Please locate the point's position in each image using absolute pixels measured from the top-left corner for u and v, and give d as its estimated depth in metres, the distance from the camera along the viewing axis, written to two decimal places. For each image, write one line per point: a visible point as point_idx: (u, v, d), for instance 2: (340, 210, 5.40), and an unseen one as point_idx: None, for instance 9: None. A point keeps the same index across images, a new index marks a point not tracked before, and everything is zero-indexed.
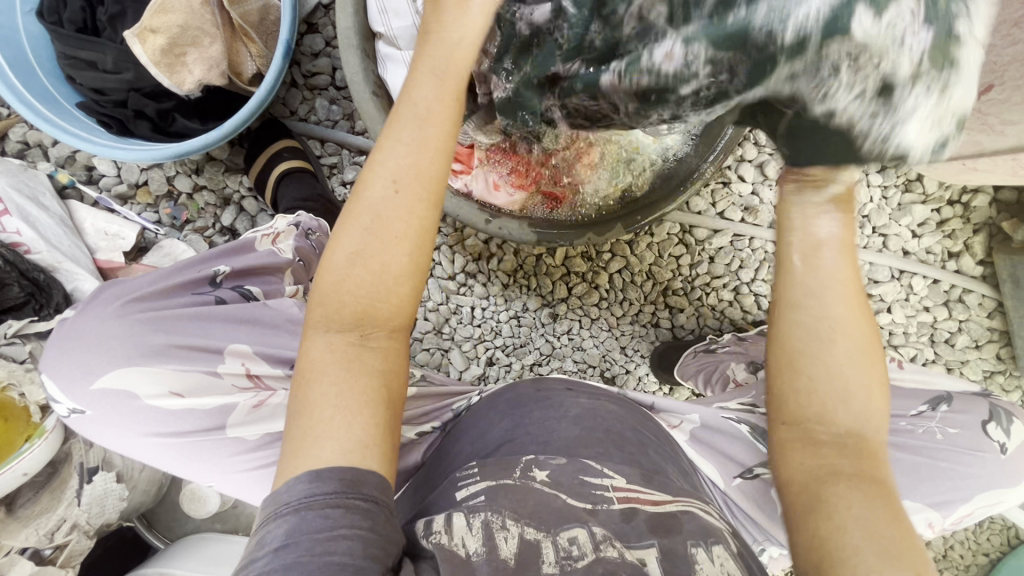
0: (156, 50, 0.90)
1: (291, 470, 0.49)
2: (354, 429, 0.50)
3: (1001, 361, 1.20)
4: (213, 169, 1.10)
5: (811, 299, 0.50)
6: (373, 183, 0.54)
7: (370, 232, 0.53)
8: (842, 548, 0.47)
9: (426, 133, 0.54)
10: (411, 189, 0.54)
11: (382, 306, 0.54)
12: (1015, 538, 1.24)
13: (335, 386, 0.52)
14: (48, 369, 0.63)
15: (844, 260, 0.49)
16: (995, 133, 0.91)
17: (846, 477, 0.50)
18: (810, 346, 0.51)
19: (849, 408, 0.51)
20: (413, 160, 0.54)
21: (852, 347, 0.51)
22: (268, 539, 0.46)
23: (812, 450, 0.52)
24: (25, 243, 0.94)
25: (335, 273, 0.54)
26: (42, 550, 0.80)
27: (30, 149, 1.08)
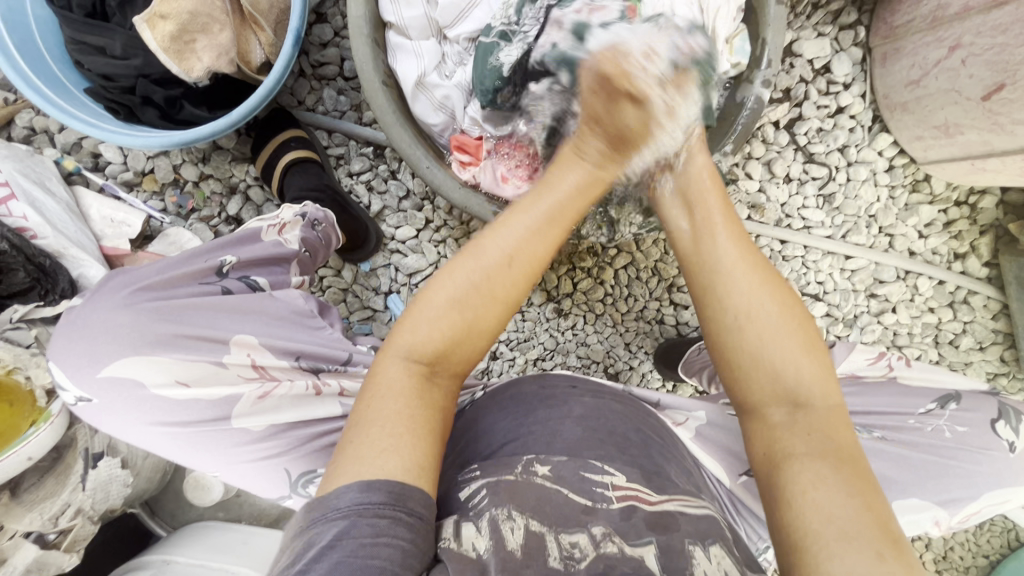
0: (165, 36, 0.90)
1: (341, 479, 0.50)
2: (413, 450, 0.52)
3: (1004, 363, 1.20)
4: (219, 158, 1.09)
5: (719, 282, 0.62)
6: (491, 241, 0.60)
7: (475, 288, 0.58)
8: (804, 537, 0.48)
9: (548, 220, 0.63)
10: (523, 266, 0.61)
11: (460, 353, 0.59)
12: (1015, 541, 1.24)
13: (406, 409, 0.54)
14: (57, 356, 0.62)
15: (732, 248, 0.63)
16: (1005, 133, 0.91)
17: (799, 459, 0.53)
18: (735, 328, 0.59)
19: (789, 381, 0.56)
20: (527, 240, 0.61)
21: (767, 323, 0.58)
22: (316, 541, 0.47)
23: (777, 442, 0.55)
24: (31, 228, 0.93)
25: (430, 305, 0.58)
26: (47, 534, 0.79)
27: (36, 135, 1.08)
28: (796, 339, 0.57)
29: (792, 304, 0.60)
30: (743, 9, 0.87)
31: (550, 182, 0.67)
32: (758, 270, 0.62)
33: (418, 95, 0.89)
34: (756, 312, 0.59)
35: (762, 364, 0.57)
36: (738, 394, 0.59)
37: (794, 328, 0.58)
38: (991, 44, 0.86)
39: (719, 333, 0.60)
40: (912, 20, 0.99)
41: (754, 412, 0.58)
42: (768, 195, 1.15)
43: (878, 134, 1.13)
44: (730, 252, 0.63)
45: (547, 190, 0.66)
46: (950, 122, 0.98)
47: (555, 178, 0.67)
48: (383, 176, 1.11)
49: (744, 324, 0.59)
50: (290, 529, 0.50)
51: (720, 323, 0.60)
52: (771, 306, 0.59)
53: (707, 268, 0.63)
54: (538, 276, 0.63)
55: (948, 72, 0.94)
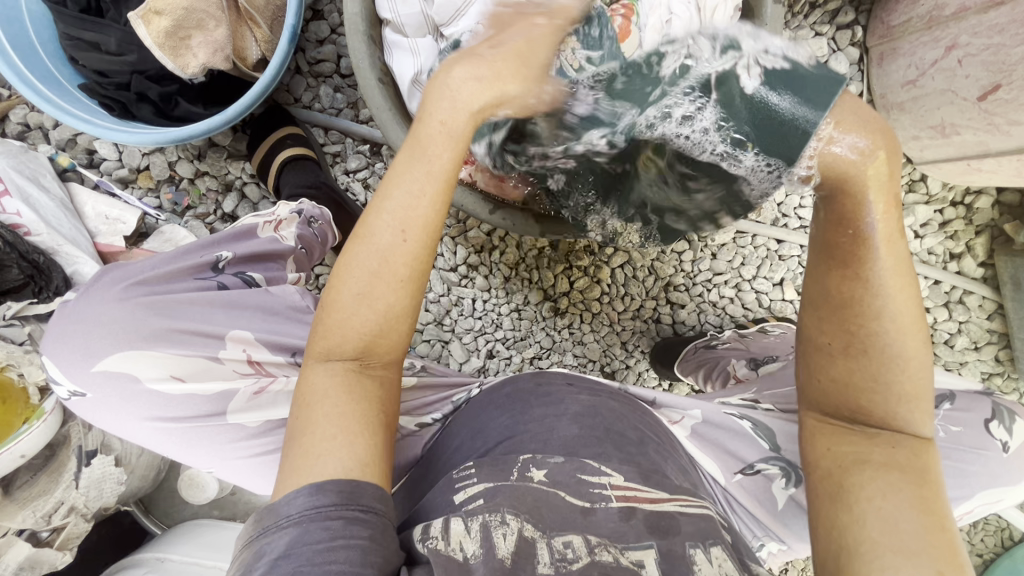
0: (160, 32, 0.89)
1: (289, 488, 0.50)
2: (351, 449, 0.52)
3: (999, 363, 1.21)
4: (215, 155, 1.09)
5: (861, 312, 0.53)
6: (377, 221, 0.53)
7: (376, 274, 0.53)
8: (857, 539, 0.51)
9: (433, 176, 0.54)
10: (417, 237, 0.54)
11: (385, 338, 0.56)
12: (1008, 540, 1.25)
13: (338, 410, 0.53)
14: (50, 351, 0.62)
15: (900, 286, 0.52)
16: (1001, 134, 0.91)
17: (873, 467, 0.54)
18: (851, 353, 0.54)
19: (881, 406, 0.55)
20: (415, 206, 0.53)
21: (895, 356, 0.53)
22: (265, 551, 0.47)
23: (852, 446, 0.56)
24: (25, 225, 0.93)
25: (339, 310, 0.54)
26: (40, 532, 0.79)
27: (30, 131, 1.07)
28: (911, 365, 0.54)
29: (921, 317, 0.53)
30: (740, 8, 0.87)
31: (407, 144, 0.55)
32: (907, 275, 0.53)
33: (414, 93, 0.88)
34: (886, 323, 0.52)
35: (869, 373, 0.54)
36: (820, 399, 0.58)
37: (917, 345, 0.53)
38: (987, 45, 0.86)
39: (835, 353, 0.55)
40: (908, 20, 0.99)
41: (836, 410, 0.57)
42: None
43: None
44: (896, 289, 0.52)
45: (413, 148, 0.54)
46: (946, 122, 0.98)
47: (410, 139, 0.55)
48: (380, 174, 1.10)
49: (868, 355, 0.54)
50: (243, 534, 0.51)
51: (830, 341, 0.55)
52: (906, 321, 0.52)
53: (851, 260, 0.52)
54: (440, 229, 0.55)
55: (943, 72, 0.94)
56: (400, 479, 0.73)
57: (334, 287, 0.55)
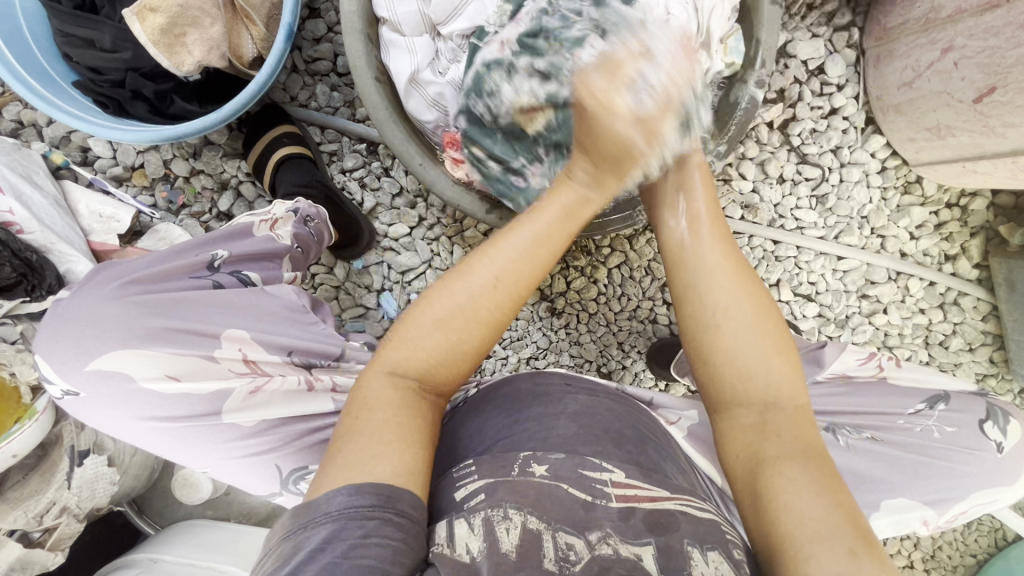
0: (155, 29, 0.89)
1: (330, 484, 0.50)
2: (401, 457, 0.53)
3: (993, 364, 1.21)
4: (210, 153, 1.08)
5: (699, 278, 0.63)
6: (482, 263, 0.61)
7: (460, 310, 0.59)
8: (779, 531, 0.49)
9: (538, 241, 0.63)
10: (508, 289, 0.60)
11: (446, 369, 0.60)
12: (1002, 540, 1.25)
13: (393, 418, 0.55)
14: (44, 350, 0.62)
15: (715, 247, 0.65)
16: (996, 135, 0.91)
17: (772, 458, 0.54)
18: (708, 323, 0.61)
19: (755, 374, 0.59)
20: (515, 263, 0.61)
21: (740, 318, 0.60)
22: (302, 544, 0.47)
23: (750, 443, 0.57)
24: (17, 223, 0.92)
25: (412, 328, 0.59)
26: (31, 533, 0.79)
27: (24, 128, 1.07)
28: (760, 329, 0.60)
29: (769, 304, 0.62)
30: (737, 8, 0.86)
31: (538, 208, 0.66)
32: (737, 269, 0.64)
33: (411, 91, 0.89)
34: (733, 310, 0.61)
35: (737, 362, 0.59)
36: (711, 391, 0.61)
37: (768, 327, 0.60)
38: (983, 47, 0.86)
39: (699, 330, 0.62)
40: (904, 22, 0.99)
41: (725, 412, 0.60)
42: (762, 196, 1.15)
43: (871, 136, 1.13)
44: (716, 253, 0.65)
45: (541, 211, 0.65)
46: (942, 124, 0.98)
47: (542, 205, 0.66)
48: (377, 173, 1.10)
49: (722, 323, 0.61)
50: (274, 532, 0.50)
51: (692, 318, 0.63)
52: (748, 307, 0.61)
53: (693, 266, 0.65)
54: (527, 298, 0.62)
55: (940, 74, 0.94)
56: None
57: (416, 311, 0.60)
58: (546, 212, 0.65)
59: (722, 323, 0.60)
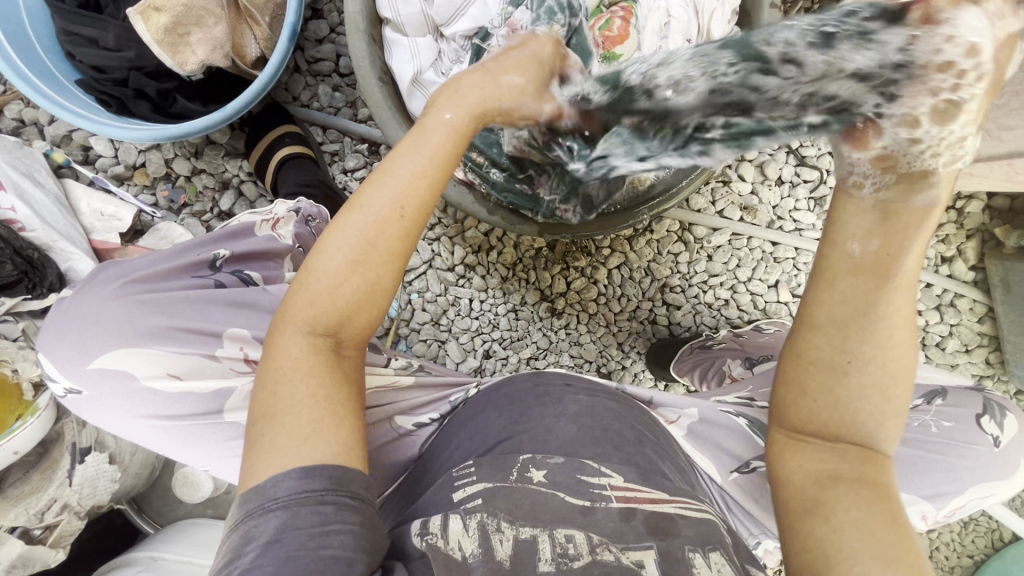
0: (159, 29, 0.89)
1: (268, 471, 0.48)
2: (337, 433, 0.50)
3: (989, 366, 1.22)
4: (212, 153, 1.09)
5: (853, 322, 0.48)
6: (375, 191, 0.53)
7: (369, 246, 0.52)
8: (834, 550, 0.47)
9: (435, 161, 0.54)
10: (415, 215, 0.54)
11: (362, 317, 0.54)
12: (999, 541, 1.26)
13: (318, 389, 0.51)
14: (47, 348, 0.62)
15: (906, 300, 0.48)
16: (992, 138, 0.92)
17: (846, 481, 0.50)
18: (838, 366, 0.50)
19: (860, 423, 0.51)
20: (415, 184, 0.53)
21: (877, 377, 0.49)
22: (254, 535, 0.46)
23: (823, 465, 0.52)
24: (19, 220, 0.92)
25: (319, 278, 0.52)
26: (32, 530, 0.78)
27: (26, 127, 1.07)
28: (891, 380, 0.50)
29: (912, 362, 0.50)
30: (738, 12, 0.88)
31: (422, 121, 0.56)
32: (909, 324, 0.49)
33: (413, 92, 0.89)
34: (864, 359, 0.49)
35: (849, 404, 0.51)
36: (794, 416, 0.53)
37: (898, 383, 0.50)
38: None
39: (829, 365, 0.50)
40: None
41: (797, 431, 0.53)
42: (761, 197, 1.16)
43: None
44: (894, 303, 0.48)
45: (425, 126, 0.55)
46: None
47: (428, 113, 0.56)
48: None
49: (853, 364, 0.50)
50: (228, 518, 0.49)
51: (822, 355, 0.50)
52: (893, 362, 0.50)
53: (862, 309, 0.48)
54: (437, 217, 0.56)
55: None
56: (399, 477, 0.73)
57: (312, 259, 0.53)
58: (428, 126, 0.55)
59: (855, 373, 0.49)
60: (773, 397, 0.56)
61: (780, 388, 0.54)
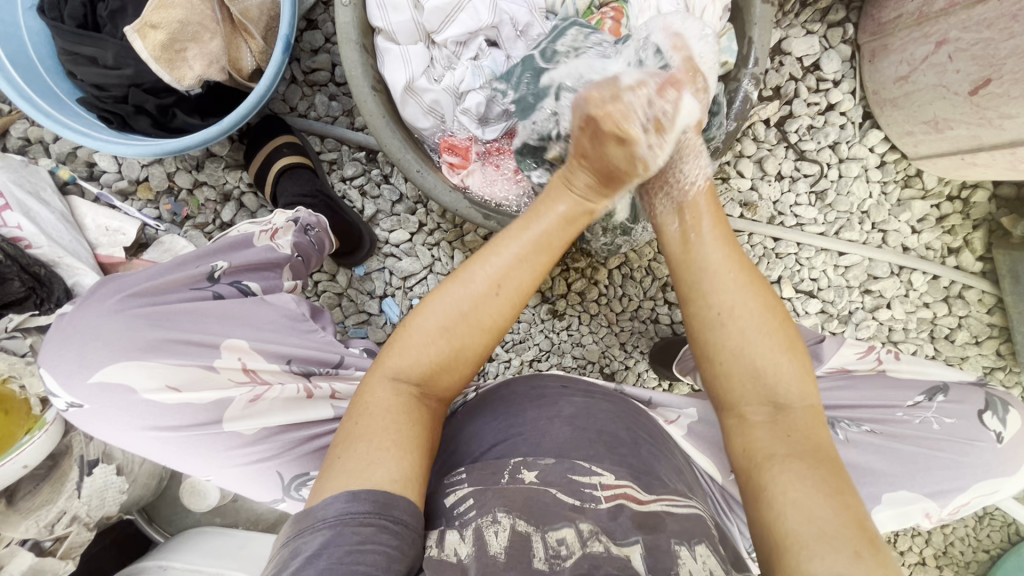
0: (156, 45, 0.90)
1: (325, 491, 0.51)
2: (401, 463, 0.53)
3: (1001, 357, 1.20)
4: (213, 165, 1.10)
5: (703, 281, 0.62)
6: (480, 268, 0.59)
7: (464, 317, 0.58)
8: (785, 536, 0.49)
9: (537, 249, 0.61)
10: (510, 296, 0.60)
11: (446, 376, 0.60)
12: (1015, 535, 1.24)
13: (394, 425, 0.55)
14: (47, 363, 0.63)
15: (720, 249, 0.63)
16: (993, 127, 0.91)
17: (779, 459, 0.53)
18: (714, 321, 0.60)
19: (765, 375, 0.58)
20: (518, 269, 0.60)
21: (746, 319, 0.59)
22: (301, 549, 0.48)
23: (756, 444, 0.56)
24: (25, 238, 0.94)
25: (415, 335, 0.58)
26: (43, 541, 0.80)
27: (31, 146, 1.09)
28: (779, 345, 0.58)
29: (772, 300, 0.61)
30: (731, 7, 0.87)
31: (534, 210, 0.63)
32: (742, 270, 0.62)
33: (407, 99, 0.90)
34: (737, 307, 0.60)
35: (743, 360, 0.58)
36: (719, 389, 0.60)
37: (774, 327, 0.59)
38: (977, 39, 0.86)
39: (705, 330, 0.61)
40: (898, 16, 0.99)
41: (734, 411, 0.59)
42: (761, 193, 1.15)
43: (869, 130, 1.13)
44: (716, 253, 0.62)
45: (534, 218, 0.63)
46: (939, 118, 0.98)
47: (540, 206, 0.63)
48: (377, 180, 1.12)
49: (727, 322, 0.60)
50: (279, 535, 0.52)
51: (696, 323, 0.62)
52: (754, 307, 0.59)
53: (696, 268, 0.63)
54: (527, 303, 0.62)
55: (935, 68, 0.94)
56: None
57: (415, 320, 0.59)
58: (538, 219, 0.62)
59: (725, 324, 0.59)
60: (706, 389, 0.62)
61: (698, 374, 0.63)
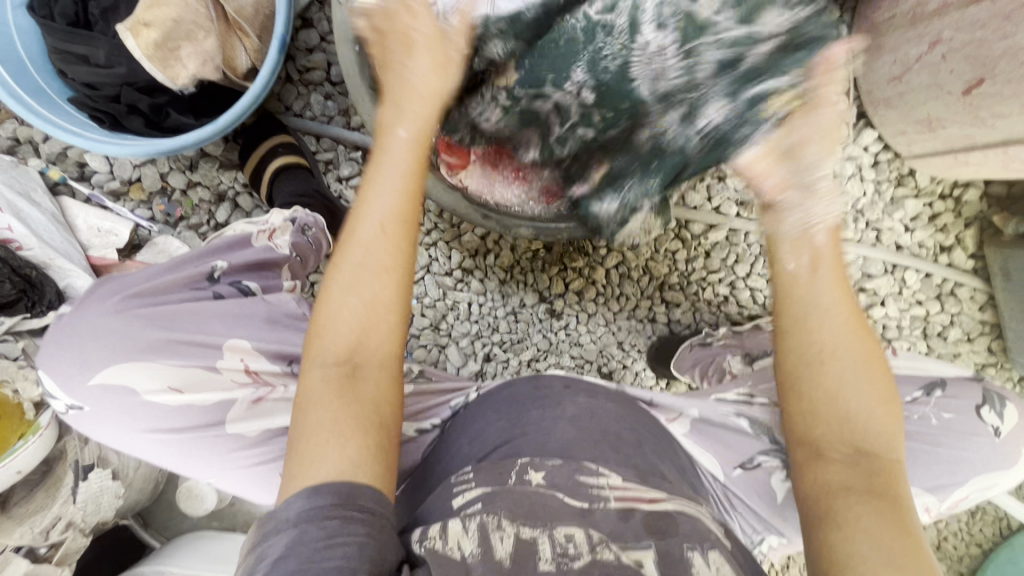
0: (149, 44, 0.89)
1: (290, 490, 0.50)
2: (345, 447, 0.52)
3: (992, 353, 1.22)
4: (207, 165, 1.09)
5: (810, 316, 0.63)
6: (360, 222, 0.59)
7: (363, 267, 0.58)
8: (849, 557, 0.50)
9: (404, 175, 0.62)
10: (394, 231, 0.60)
11: (373, 338, 0.57)
12: (1007, 528, 1.26)
13: (333, 411, 0.54)
14: (47, 366, 0.62)
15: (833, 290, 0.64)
16: (986, 126, 0.92)
17: (858, 493, 0.54)
18: (814, 358, 0.61)
19: (855, 422, 0.58)
20: (392, 203, 0.60)
21: (848, 363, 0.60)
22: (265, 553, 0.47)
23: (828, 476, 0.57)
24: (16, 239, 0.92)
25: (331, 312, 0.57)
26: (37, 548, 0.79)
27: (20, 146, 1.07)
28: (875, 397, 0.59)
29: (878, 359, 0.61)
30: None
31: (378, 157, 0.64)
32: (857, 324, 0.62)
33: None
34: (837, 349, 0.61)
35: (837, 407, 0.59)
36: (802, 427, 0.60)
37: (874, 379, 0.60)
38: (970, 40, 0.87)
39: (811, 368, 0.61)
40: (892, 17, 1.00)
41: (809, 447, 0.59)
42: None
43: (863, 130, 1.14)
44: (829, 295, 0.63)
45: (382, 162, 0.63)
46: (932, 117, 0.99)
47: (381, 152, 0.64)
48: None
49: (827, 364, 0.60)
50: (244, 540, 0.51)
51: (802, 353, 0.62)
52: (857, 355, 0.61)
53: (806, 315, 0.63)
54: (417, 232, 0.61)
55: (929, 67, 0.95)
56: (399, 487, 0.72)
57: (322, 304, 0.59)
58: (386, 160, 0.63)
59: (827, 363, 0.60)
60: (784, 416, 0.63)
61: (785, 397, 0.62)
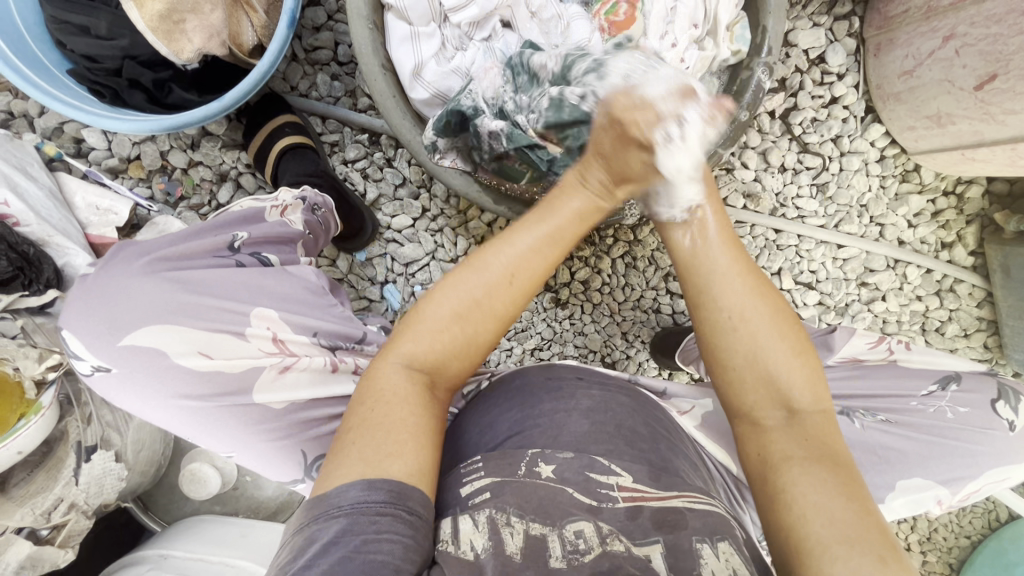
0: (153, 15, 0.86)
1: (341, 479, 0.51)
2: (417, 457, 0.53)
3: (987, 349, 1.24)
4: (209, 144, 1.06)
5: (713, 283, 0.62)
6: (495, 257, 0.60)
7: (476, 304, 0.59)
8: (807, 541, 0.51)
9: (550, 241, 0.61)
10: (523, 285, 0.60)
11: (453, 365, 0.60)
12: (995, 521, 1.28)
13: (410, 417, 0.55)
14: (71, 326, 0.60)
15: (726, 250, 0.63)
16: (996, 122, 0.92)
17: (798, 461, 0.56)
18: (727, 326, 0.61)
19: (779, 383, 0.59)
20: (529, 258, 0.60)
21: (758, 323, 0.60)
22: (317, 537, 0.48)
23: (770, 445, 0.58)
24: (14, 215, 0.89)
25: (426, 322, 0.59)
26: (39, 530, 0.78)
27: (14, 120, 1.04)
28: (792, 351, 0.59)
29: (784, 312, 0.61)
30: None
31: (549, 204, 0.63)
32: (752, 274, 0.62)
33: (414, 85, 0.87)
34: (753, 319, 0.60)
35: (762, 370, 0.59)
36: (732, 401, 0.61)
37: (792, 342, 0.60)
38: (985, 35, 0.87)
39: (715, 331, 0.61)
40: (906, 10, 1.00)
41: (747, 416, 0.61)
42: (764, 184, 1.16)
43: (871, 124, 1.14)
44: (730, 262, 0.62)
45: (548, 210, 0.62)
46: (942, 112, 1.00)
47: (553, 201, 0.63)
48: (380, 164, 1.09)
49: (736, 325, 0.60)
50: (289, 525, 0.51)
51: (708, 326, 0.62)
52: (763, 310, 0.60)
53: (707, 271, 0.62)
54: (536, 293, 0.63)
55: (942, 62, 0.95)
56: None
57: (424, 307, 0.60)
58: (552, 211, 0.62)
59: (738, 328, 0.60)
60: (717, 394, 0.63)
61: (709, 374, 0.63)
